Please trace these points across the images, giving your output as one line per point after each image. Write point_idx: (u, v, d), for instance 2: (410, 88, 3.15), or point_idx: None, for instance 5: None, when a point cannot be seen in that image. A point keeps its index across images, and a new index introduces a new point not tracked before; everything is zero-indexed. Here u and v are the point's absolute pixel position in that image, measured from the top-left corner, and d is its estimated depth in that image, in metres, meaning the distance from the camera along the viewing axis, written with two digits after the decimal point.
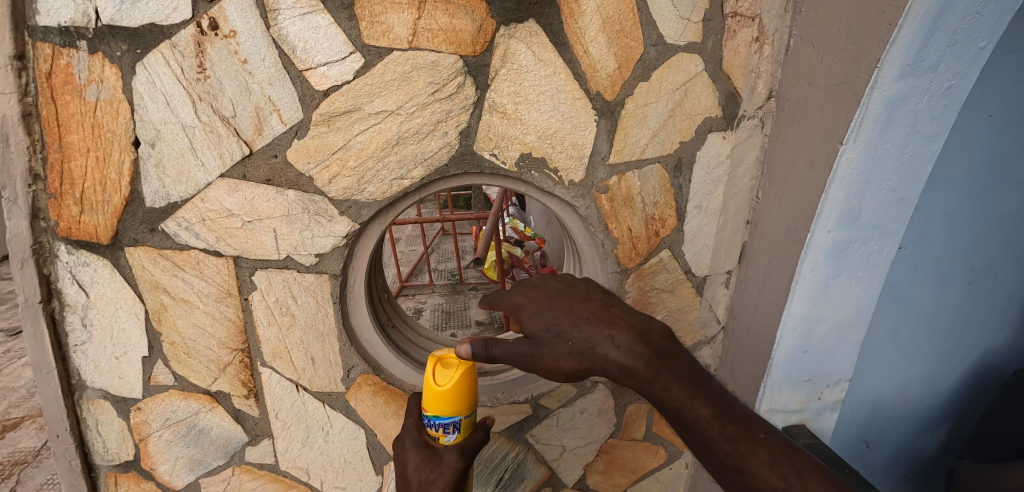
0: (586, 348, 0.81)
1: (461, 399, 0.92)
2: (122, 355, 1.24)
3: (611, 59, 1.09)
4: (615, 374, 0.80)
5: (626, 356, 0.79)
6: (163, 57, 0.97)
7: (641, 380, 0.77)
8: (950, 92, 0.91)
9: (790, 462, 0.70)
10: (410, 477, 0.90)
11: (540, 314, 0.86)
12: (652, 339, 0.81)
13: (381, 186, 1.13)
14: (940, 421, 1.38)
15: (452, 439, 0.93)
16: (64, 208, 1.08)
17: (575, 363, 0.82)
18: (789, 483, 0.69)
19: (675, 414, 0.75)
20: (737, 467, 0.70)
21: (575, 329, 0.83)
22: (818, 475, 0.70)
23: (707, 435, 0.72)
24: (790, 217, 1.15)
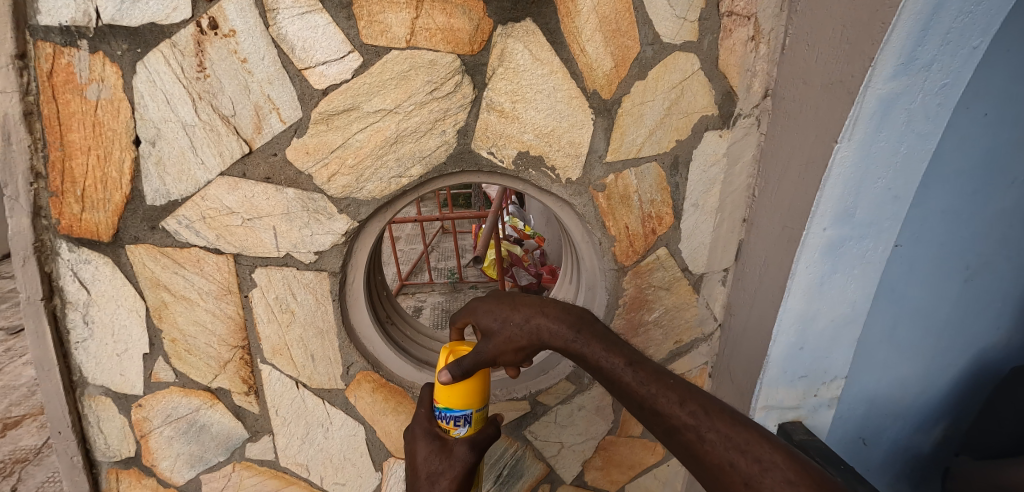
0: (525, 321, 0.90)
1: (473, 393, 0.95)
2: (123, 352, 1.25)
3: (608, 58, 1.10)
4: (551, 339, 0.87)
5: (555, 322, 0.88)
6: (163, 56, 0.98)
7: (566, 338, 0.86)
8: (944, 91, 0.91)
9: (697, 401, 0.72)
10: (420, 466, 0.92)
11: (487, 309, 0.95)
12: (575, 308, 0.90)
13: (380, 184, 1.14)
14: (936, 418, 1.38)
15: (463, 431, 0.96)
16: (65, 206, 1.09)
17: (517, 337, 0.90)
18: (698, 420, 0.70)
19: (596, 369, 0.81)
20: (653, 409, 0.73)
21: (515, 310, 0.92)
22: (732, 415, 0.71)
23: (624, 384, 0.77)
24: (786, 215, 1.16)
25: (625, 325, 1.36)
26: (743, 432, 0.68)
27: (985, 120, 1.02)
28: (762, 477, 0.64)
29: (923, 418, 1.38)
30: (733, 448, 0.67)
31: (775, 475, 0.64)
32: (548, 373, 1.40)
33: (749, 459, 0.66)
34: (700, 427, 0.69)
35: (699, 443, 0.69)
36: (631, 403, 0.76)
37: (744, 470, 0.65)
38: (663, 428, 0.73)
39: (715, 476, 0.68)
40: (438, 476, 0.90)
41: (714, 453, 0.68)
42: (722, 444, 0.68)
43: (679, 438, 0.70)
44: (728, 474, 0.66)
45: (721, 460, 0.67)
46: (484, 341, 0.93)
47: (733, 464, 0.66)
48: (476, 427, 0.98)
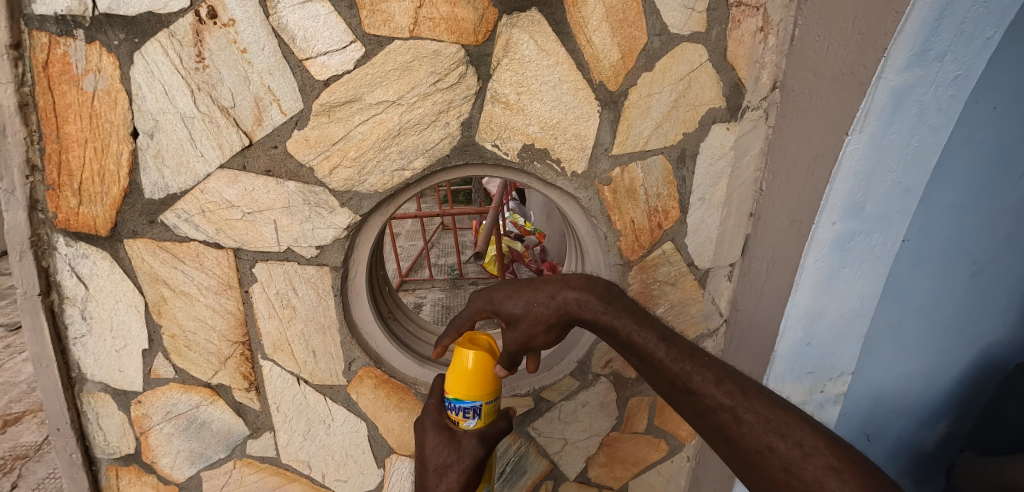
0: (550, 298, 0.93)
1: (483, 385, 0.95)
2: (122, 347, 1.23)
3: (614, 49, 1.08)
4: (579, 313, 0.91)
5: (583, 295, 0.91)
6: (161, 46, 0.96)
7: (596, 310, 0.90)
8: (957, 83, 0.89)
9: (733, 383, 0.77)
10: (429, 457, 0.94)
11: (507, 295, 0.96)
12: (599, 279, 0.94)
13: (382, 177, 1.12)
14: (940, 414, 1.36)
15: (472, 424, 0.96)
16: (62, 199, 1.07)
17: (545, 316, 0.93)
18: (734, 401, 0.75)
19: (629, 343, 0.86)
20: (687, 387, 0.79)
21: (538, 290, 0.94)
22: (764, 394, 0.76)
23: (657, 360, 0.82)
24: (795, 209, 1.15)
25: None
26: (781, 414, 0.73)
27: (995, 113, 1.00)
28: (804, 461, 0.69)
29: (927, 414, 1.36)
30: (771, 431, 0.72)
31: (816, 460, 0.69)
32: (552, 369, 1.39)
33: (789, 443, 0.71)
34: (737, 408, 0.75)
35: (736, 424, 0.74)
36: (664, 379, 0.82)
37: (784, 454, 0.70)
38: (696, 406, 0.78)
39: (750, 457, 0.73)
40: (447, 468, 0.92)
41: (751, 436, 0.73)
42: (760, 426, 0.73)
43: (714, 418, 0.76)
44: (765, 456, 0.71)
45: (759, 443, 0.72)
46: (511, 328, 0.95)
47: (771, 447, 0.71)
48: (486, 420, 0.98)
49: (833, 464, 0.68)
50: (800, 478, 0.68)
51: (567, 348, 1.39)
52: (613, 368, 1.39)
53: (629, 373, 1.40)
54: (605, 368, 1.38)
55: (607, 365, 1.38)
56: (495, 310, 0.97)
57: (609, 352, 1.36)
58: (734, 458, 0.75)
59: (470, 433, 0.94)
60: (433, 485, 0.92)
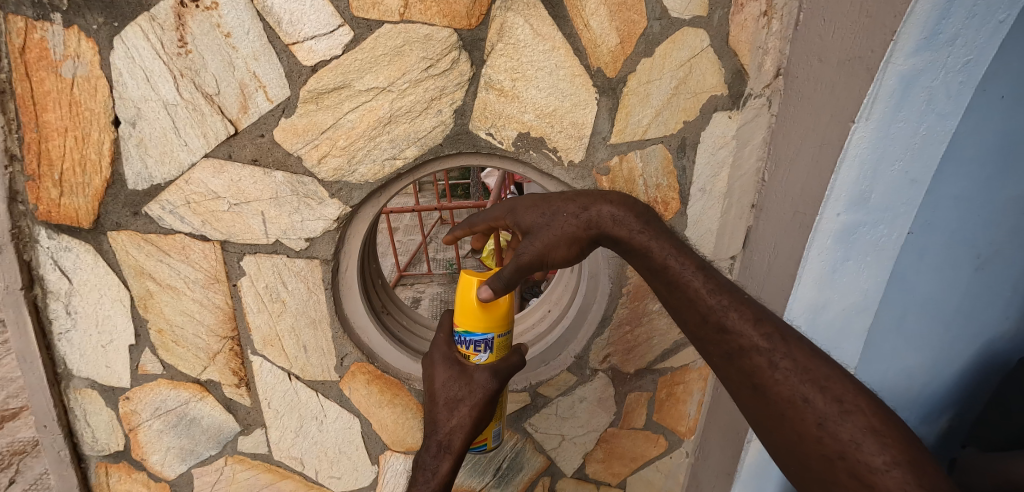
0: (582, 211, 0.92)
1: (495, 318, 0.98)
2: (108, 343, 1.21)
3: (613, 34, 1.04)
4: (613, 228, 0.90)
5: (617, 212, 0.92)
6: (142, 30, 0.92)
7: (631, 229, 0.89)
8: (967, 68, 0.86)
9: (772, 325, 0.76)
10: (438, 392, 0.96)
11: (532, 205, 0.94)
12: (636, 202, 0.94)
13: (372, 167, 1.08)
14: (942, 408, 1.33)
15: (484, 358, 0.99)
16: (43, 190, 1.03)
17: (574, 227, 0.90)
18: (772, 345, 0.74)
19: (663, 267, 0.84)
20: (721, 323, 0.77)
21: (569, 202, 0.93)
22: (804, 344, 0.75)
23: (693, 289, 0.81)
24: (797, 200, 1.11)
25: (629, 314, 1.29)
26: (821, 366, 0.72)
27: (1003, 101, 0.96)
28: (842, 419, 0.69)
29: (929, 409, 1.33)
30: (808, 381, 0.71)
31: (855, 419, 0.68)
32: (548, 364, 1.35)
33: (828, 398, 0.70)
34: (773, 353, 0.73)
35: (769, 370, 0.73)
36: (696, 311, 0.80)
37: (819, 409, 0.69)
38: (727, 346, 0.77)
39: (779, 409, 0.72)
40: (458, 402, 0.94)
41: (785, 385, 0.71)
42: (797, 376, 0.72)
43: (747, 361, 0.74)
44: (798, 410, 0.70)
45: (793, 393, 0.71)
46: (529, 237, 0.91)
47: (807, 399, 0.70)
48: (498, 354, 1.00)
49: (874, 426, 0.67)
50: (835, 436, 0.68)
51: (564, 343, 1.35)
52: (611, 363, 1.36)
53: (626, 368, 1.38)
54: (603, 363, 1.35)
55: (605, 360, 1.35)
56: (517, 220, 0.94)
57: (606, 347, 1.33)
58: (760, 411, 0.75)
59: (481, 368, 0.95)
60: (443, 420, 0.94)
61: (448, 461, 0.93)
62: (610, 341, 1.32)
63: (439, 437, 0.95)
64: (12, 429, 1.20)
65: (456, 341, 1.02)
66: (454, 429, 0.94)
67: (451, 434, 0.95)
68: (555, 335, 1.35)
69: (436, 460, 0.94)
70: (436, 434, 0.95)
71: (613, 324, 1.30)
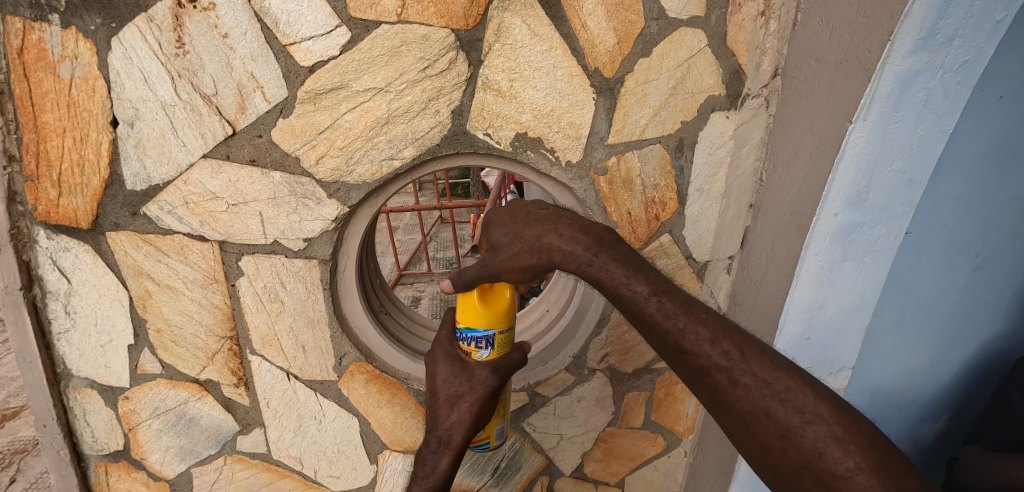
0: (535, 239, 0.86)
1: (497, 315, 0.97)
2: (107, 343, 1.21)
3: (610, 34, 1.04)
4: (561, 261, 0.85)
5: (570, 243, 0.84)
6: (139, 31, 0.92)
7: (581, 262, 0.83)
8: (964, 69, 0.87)
9: (731, 342, 0.74)
10: (440, 387, 0.96)
11: (502, 222, 0.92)
12: (594, 228, 0.86)
13: (370, 167, 1.09)
14: (939, 408, 1.33)
15: (485, 355, 0.97)
16: (41, 191, 1.03)
17: (526, 255, 0.87)
18: (731, 362, 0.73)
19: (616, 296, 0.81)
20: (679, 345, 0.76)
21: (527, 227, 0.88)
22: (766, 355, 0.74)
23: (647, 316, 0.78)
24: (795, 200, 1.11)
25: (626, 314, 1.30)
26: (783, 378, 0.72)
27: (1001, 102, 0.96)
28: (804, 430, 0.69)
29: (928, 409, 1.33)
30: (770, 395, 0.71)
31: (818, 429, 0.69)
32: (547, 363, 1.35)
33: (789, 409, 0.70)
34: (733, 369, 0.73)
35: (731, 386, 0.72)
36: (654, 336, 0.78)
37: (781, 421, 0.70)
38: (690, 365, 0.76)
39: (746, 420, 0.73)
40: (458, 398, 0.94)
41: (747, 399, 0.72)
42: (758, 390, 0.71)
43: (708, 379, 0.74)
44: (762, 422, 0.71)
45: (755, 407, 0.71)
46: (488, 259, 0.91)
47: (768, 412, 0.70)
48: (499, 351, 0.99)
49: (837, 435, 0.68)
50: (799, 447, 0.69)
51: (562, 343, 1.35)
52: (609, 362, 1.36)
53: (625, 367, 1.38)
54: (601, 363, 1.35)
55: (603, 359, 1.35)
56: (489, 233, 0.94)
57: (604, 346, 1.33)
58: (730, 420, 0.75)
59: (483, 364, 0.95)
60: (444, 416, 0.95)
61: (447, 457, 0.95)
62: (608, 341, 1.33)
63: (439, 433, 0.95)
64: (13, 427, 1.22)
65: (458, 337, 1.00)
66: (454, 425, 0.94)
67: (451, 430, 0.95)
68: (553, 334, 1.35)
69: (436, 455, 0.96)
70: (436, 429, 0.96)
71: (611, 324, 1.30)
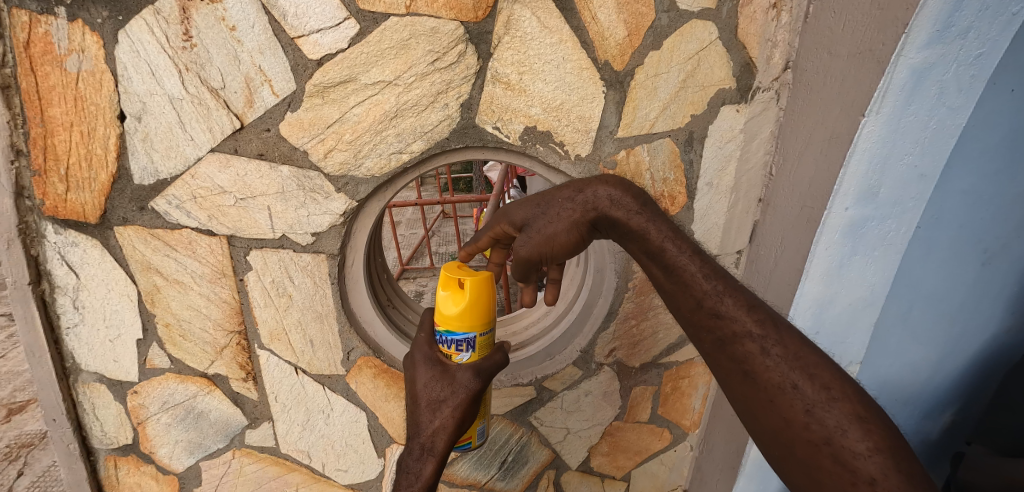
0: (577, 195, 0.95)
1: (478, 317, 0.96)
2: (116, 337, 1.21)
3: (620, 27, 1.03)
4: (609, 208, 0.93)
5: (614, 193, 0.95)
6: (147, 24, 0.92)
7: (630, 209, 0.92)
8: (979, 61, 0.86)
9: (765, 312, 0.77)
10: (421, 392, 0.94)
11: (522, 203, 0.97)
12: (630, 184, 0.98)
13: (379, 161, 1.08)
14: (945, 403, 1.32)
15: (466, 357, 0.97)
16: (49, 185, 1.03)
17: (570, 213, 0.93)
18: (766, 330, 0.75)
19: (660, 250, 0.87)
20: (715, 310, 0.78)
21: (561, 191, 0.96)
22: (794, 331, 0.76)
23: (689, 274, 0.82)
24: (805, 194, 1.10)
25: (634, 308, 1.29)
26: (810, 354, 0.73)
27: (1013, 95, 0.95)
28: (828, 406, 0.69)
29: (935, 403, 1.32)
30: (798, 368, 0.72)
31: (840, 406, 0.69)
32: (554, 358, 1.35)
33: (815, 386, 0.70)
34: (765, 339, 0.74)
35: (762, 357, 0.73)
36: (691, 297, 0.81)
37: (807, 395, 0.70)
38: (720, 333, 0.77)
39: (768, 394, 0.72)
40: (441, 403, 0.92)
41: (775, 371, 0.72)
42: (787, 362, 0.72)
43: (739, 347, 0.75)
44: (787, 395, 0.71)
45: (783, 379, 0.72)
46: (525, 231, 0.95)
47: (795, 385, 0.71)
48: (480, 354, 0.99)
49: (859, 413, 0.68)
50: (821, 422, 0.69)
51: (569, 337, 1.35)
52: (616, 357, 1.36)
53: (632, 362, 1.38)
54: (609, 358, 1.35)
55: (611, 354, 1.35)
56: (510, 218, 0.97)
57: (612, 341, 1.33)
58: (749, 398, 0.75)
59: (464, 367, 0.94)
60: (425, 422, 0.91)
61: (431, 463, 0.90)
62: (616, 335, 1.32)
63: (422, 439, 0.91)
64: None
65: (437, 340, 1.00)
66: (437, 431, 0.91)
67: (434, 437, 0.91)
68: (560, 328, 1.35)
69: (419, 463, 0.91)
70: (418, 436, 0.92)
71: (619, 318, 1.30)
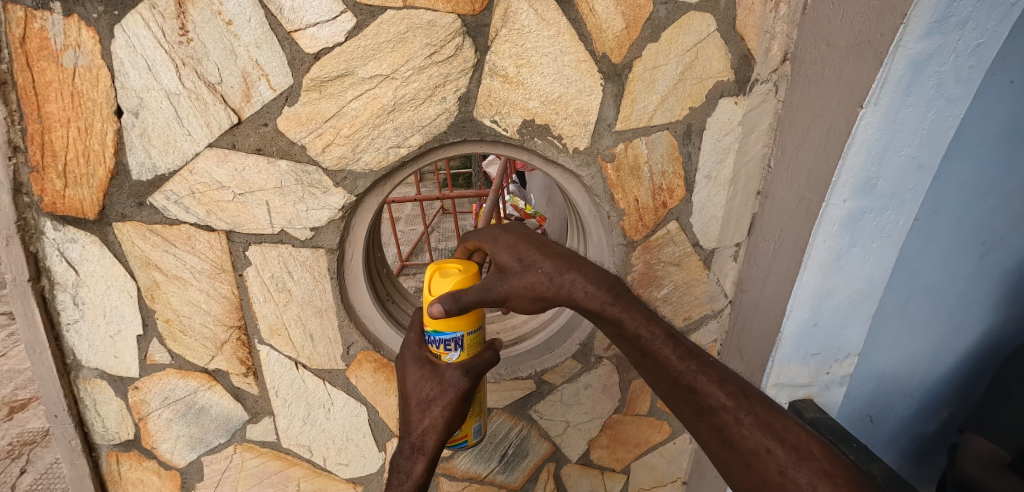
0: (555, 274, 0.84)
1: (466, 315, 0.93)
2: (116, 333, 1.21)
3: (618, 19, 1.02)
4: (581, 300, 0.83)
5: (591, 285, 0.83)
6: (143, 19, 0.91)
7: (603, 302, 0.82)
8: (976, 52, 0.86)
9: (736, 384, 0.79)
10: (411, 392, 0.94)
11: (511, 245, 0.91)
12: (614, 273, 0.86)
13: (377, 155, 1.08)
14: (937, 393, 1.36)
15: (455, 356, 0.95)
16: (47, 182, 1.03)
17: (539, 287, 0.85)
18: (738, 402, 0.77)
19: (634, 337, 0.81)
20: (690, 386, 0.77)
21: (544, 259, 0.86)
22: (765, 399, 0.78)
23: (664, 357, 0.79)
24: (804, 186, 1.10)
25: None
26: (779, 419, 0.76)
27: (1011, 87, 0.95)
28: (798, 466, 0.72)
29: (932, 394, 1.36)
30: (769, 434, 0.75)
31: (810, 466, 0.72)
32: (553, 351, 1.36)
33: (787, 448, 0.74)
34: (738, 410, 0.76)
35: (736, 425, 0.75)
36: (667, 376, 0.79)
37: (779, 457, 0.73)
38: (697, 405, 0.77)
39: (745, 459, 0.75)
40: (430, 402, 0.92)
41: (750, 438, 0.75)
42: (760, 428, 0.75)
43: (715, 418, 0.76)
44: (762, 459, 0.73)
45: (756, 445, 0.74)
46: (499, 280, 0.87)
47: (769, 449, 0.74)
48: (469, 352, 0.96)
49: (828, 471, 0.72)
50: (795, 481, 0.71)
51: (569, 331, 1.35)
52: (616, 350, 1.36)
53: (631, 355, 1.38)
54: (608, 351, 1.36)
55: (610, 347, 1.35)
56: (494, 253, 0.93)
57: None
58: (728, 461, 0.77)
59: (453, 366, 0.93)
60: (415, 421, 0.92)
61: (421, 463, 0.92)
62: None
63: (411, 439, 0.93)
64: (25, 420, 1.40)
65: (426, 340, 0.98)
66: (426, 430, 0.92)
67: (423, 435, 0.92)
68: (560, 321, 1.36)
69: (410, 461, 0.93)
70: (410, 435, 0.93)
71: None
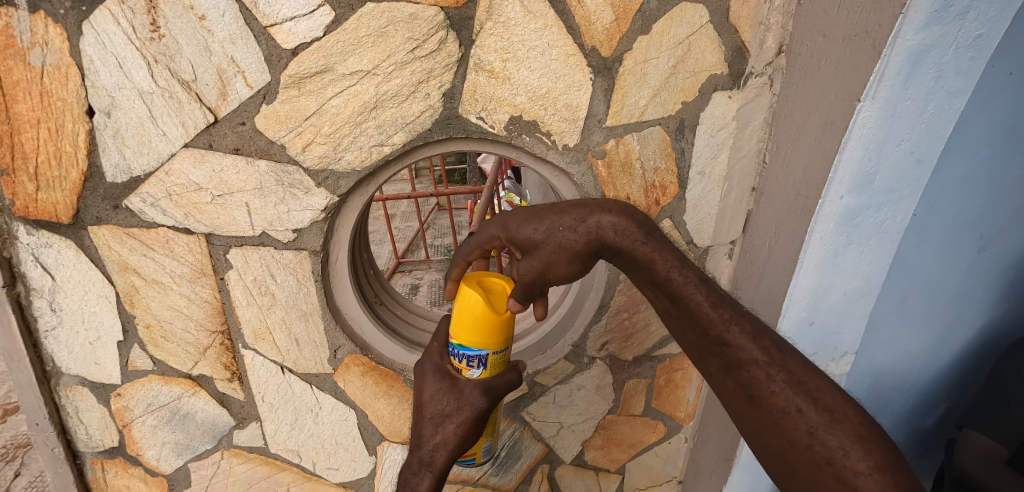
0: (580, 222, 0.83)
1: (493, 334, 0.91)
2: (96, 340, 1.18)
3: (608, 10, 0.98)
4: (615, 240, 0.82)
5: (619, 220, 0.82)
6: (111, 14, 0.87)
7: (635, 239, 0.81)
8: (978, 43, 0.83)
9: (770, 338, 0.75)
10: (427, 404, 0.93)
11: (524, 220, 0.86)
12: (636, 208, 0.86)
13: (360, 154, 1.05)
14: (931, 388, 1.34)
15: (477, 373, 0.93)
16: (19, 185, 0.99)
17: (574, 243, 0.83)
18: (771, 356, 0.74)
19: (666, 280, 0.80)
20: (722, 337, 0.76)
21: (565, 214, 0.84)
22: (798, 355, 0.75)
23: (695, 303, 0.78)
24: (799, 183, 1.07)
25: (627, 301, 1.26)
26: (814, 377, 0.73)
27: (1010, 79, 0.92)
28: (831, 429, 0.69)
29: (928, 390, 1.34)
30: (802, 393, 0.71)
31: (842, 428, 0.69)
32: (546, 353, 1.33)
33: (819, 409, 0.71)
34: (771, 366, 0.73)
35: (767, 382, 0.73)
36: (697, 324, 0.78)
37: (810, 419, 0.70)
38: (726, 358, 0.76)
39: (773, 418, 0.73)
40: (444, 418, 0.91)
41: (780, 396, 0.72)
42: (792, 387, 0.72)
43: (744, 372, 0.74)
44: (791, 419, 0.71)
45: (787, 404, 0.72)
46: (528, 255, 0.85)
47: (800, 409, 0.71)
48: (492, 370, 0.94)
49: (861, 434, 0.68)
50: (825, 444, 0.69)
51: (561, 332, 1.33)
52: (609, 351, 1.33)
53: (625, 355, 1.36)
54: (601, 351, 1.33)
55: (604, 347, 1.32)
56: (510, 236, 0.87)
57: (604, 335, 1.31)
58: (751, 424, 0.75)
59: (473, 384, 0.91)
60: (427, 435, 0.91)
61: (427, 480, 0.89)
62: (608, 328, 1.30)
63: (420, 453, 0.91)
64: None
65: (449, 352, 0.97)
66: (437, 446, 0.90)
67: (433, 451, 0.91)
68: (552, 323, 1.33)
69: (416, 478, 0.90)
70: (419, 449, 0.92)
71: (611, 311, 1.27)
